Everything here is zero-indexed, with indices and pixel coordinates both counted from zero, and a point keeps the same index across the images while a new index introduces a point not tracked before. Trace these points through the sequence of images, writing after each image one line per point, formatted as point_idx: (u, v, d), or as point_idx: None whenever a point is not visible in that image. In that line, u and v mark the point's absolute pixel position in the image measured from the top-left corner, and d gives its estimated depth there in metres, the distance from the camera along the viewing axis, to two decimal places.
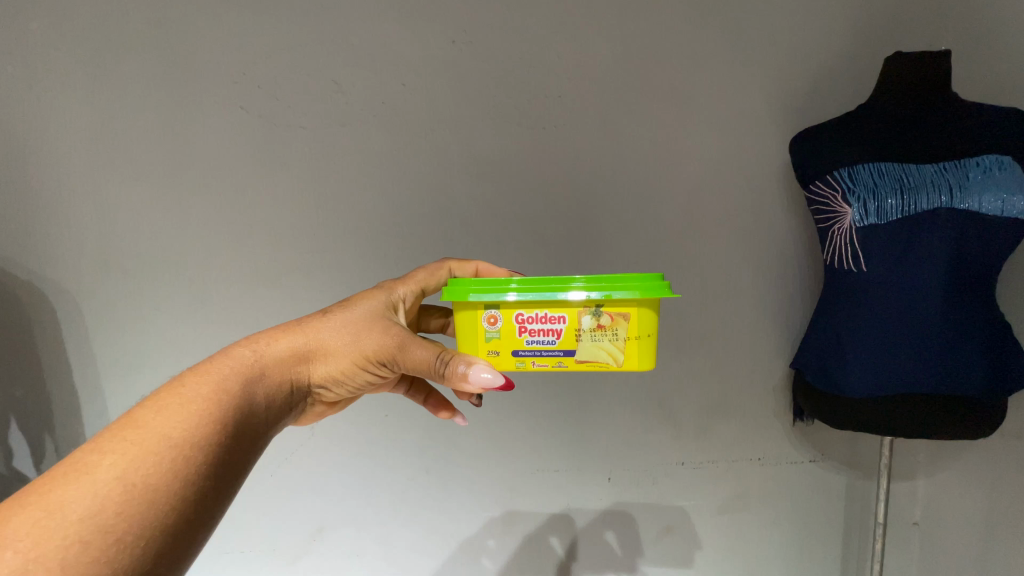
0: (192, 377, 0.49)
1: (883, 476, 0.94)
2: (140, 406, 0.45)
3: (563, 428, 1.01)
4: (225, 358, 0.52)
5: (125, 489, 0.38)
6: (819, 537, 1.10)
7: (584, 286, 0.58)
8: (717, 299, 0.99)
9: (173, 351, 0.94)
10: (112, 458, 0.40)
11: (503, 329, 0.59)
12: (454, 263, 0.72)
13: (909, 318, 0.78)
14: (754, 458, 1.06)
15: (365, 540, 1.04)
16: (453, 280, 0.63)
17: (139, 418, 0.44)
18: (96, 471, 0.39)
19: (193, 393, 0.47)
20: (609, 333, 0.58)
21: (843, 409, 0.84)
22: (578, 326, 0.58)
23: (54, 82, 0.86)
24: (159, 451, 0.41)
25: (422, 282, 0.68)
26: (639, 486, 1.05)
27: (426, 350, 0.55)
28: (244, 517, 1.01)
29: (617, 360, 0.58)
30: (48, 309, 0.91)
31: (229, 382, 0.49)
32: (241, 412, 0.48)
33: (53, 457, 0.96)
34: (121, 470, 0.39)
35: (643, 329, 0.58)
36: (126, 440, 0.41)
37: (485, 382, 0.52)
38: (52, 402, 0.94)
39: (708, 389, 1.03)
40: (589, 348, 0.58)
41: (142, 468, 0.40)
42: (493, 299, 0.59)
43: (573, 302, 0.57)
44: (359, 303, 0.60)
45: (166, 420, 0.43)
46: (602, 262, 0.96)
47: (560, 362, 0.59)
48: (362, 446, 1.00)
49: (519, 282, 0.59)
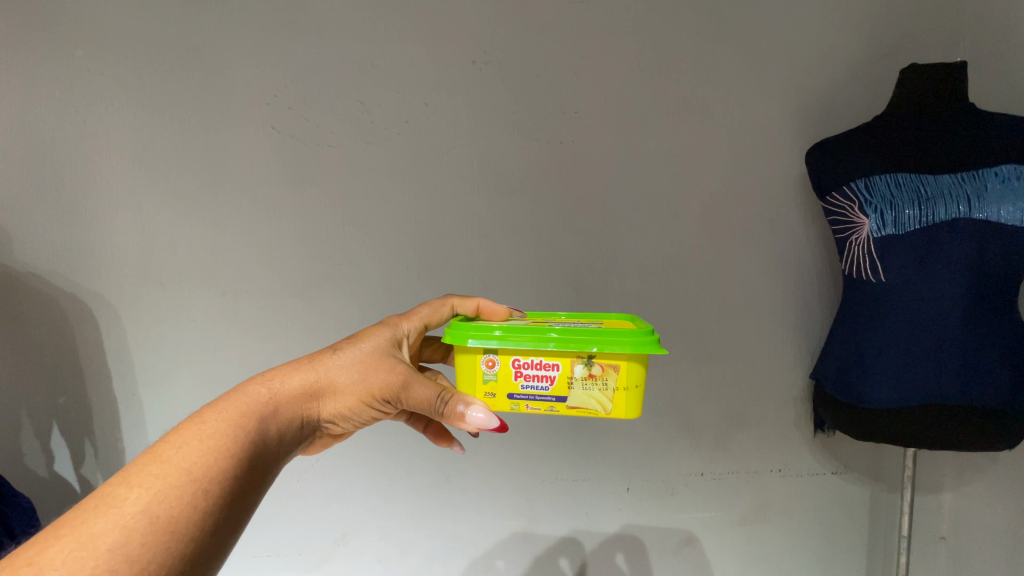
0: (211, 413, 0.50)
1: (907, 488, 0.92)
2: (162, 440, 0.47)
3: (582, 436, 1.02)
4: (240, 393, 0.54)
5: (150, 521, 0.39)
6: (842, 553, 1.09)
7: (578, 337, 0.60)
8: (736, 309, 1.00)
9: (206, 360, 0.98)
10: (139, 491, 0.41)
11: (500, 372, 0.61)
12: (456, 299, 0.73)
13: (919, 340, 0.78)
14: (775, 469, 1.05)
15: (387, 548, 1.05)
16: (454, 321, 0.65)
17: (162, 452, 0.45)
18: (124, 504, 0.40)
19: (213, 428, 0.48)
20: (599, 382, 0.59)
21: (862, 420, 0.84)
22: (570, 374, 0.60)
23: (101, 104, 0.91)
24: (181, 484, 0.42)
25: (425, 318, 0.70)
26: (658, 497, 1.05)
27: (428, 389, 0.57)
28: (272, 521, 1.04)
29: (605, 408, 0.60)
30: (91, 319, 0.96)
31: (245, 417, 0.51)
32: (256, 447, 0.50)
33: (92, 461, 0.99)
34: (147, 504, 0.40)
35: (631, 380, 0.59)
36: (151, 474, 0.43)
37: (480, 423, 0.54)
38: (92, 408, 0.98)
39: (727, 400, 1.03)
40: (579, 395, 0.60)
41: (166, 501, 0.41)
42: (489, 348, 0.61)
43: (563, 354, 0.60)
44: (365, 341, 0.62)
45: (187, 454, 0.45)
46: (620, 273, 0.98)
47: (552, 407, 0.60)
48: (384, 454, 1.02)
49: (517, 329, 0.61)
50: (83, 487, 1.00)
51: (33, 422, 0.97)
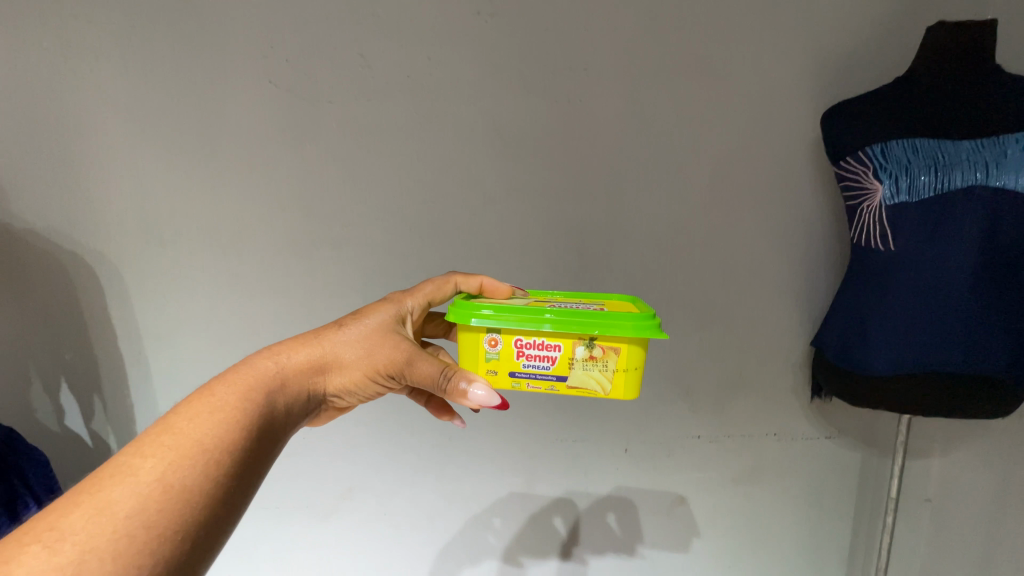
0: (221, 387, 0.51)
1: (898, 454, 0.95)
2: (172, 412, 0.47)
3: (582, 398, 1.04)
4: (248, 368, 0.54)
5: (165, 489, 0.40)
6: (830, 512, 1.13)
7: (581, 319, 0.60)
8: (740, 275, 0.99)
9: (210, 319, 0.99)
10: (152, 461, 0.42)
11: (502, 351, 0.61)
12: (460, 276, 0.72)
13: (925, 309, 0.78)
14: (769, 433, 1.08)
15: (393, 500, 1.09)
16: (458, 300, 0.65)
17: (174, 423, 0.46)
18: (139, 473, 0.41)
19: (223, 402, 0.49)
20: (600, 363, 0.60)
21: (861, 386, 0.85)
22: (572, 355, 0.60)
23: (89, 54, 0.88)
24: (193, 455, 0.43)
25: (429, 295, 0.69)
26: (655, 457, 1.08)
27: (431, 364, 0.58)
28: (281, 475, 1.07)
29: (604, 388, 0.60)
30: (92, 277, 0.95)
31: (254, 391, 0.52)
32: (264, 420, 0.50)
33: (102, 416, 1.01)
34: (161, 472, 0.41)
35: (631, 362, 0.60)
36: (163, 444, 0.43)
37: (481, 400, 0.55)
38: (98, 365, 0.99)
39: (726, 365, 1.04)
40: (580, 375, 0.60)
41: (180, 470, 0.42)
42: (492, 326, 0.61)
43: (566, 337, 0.59)
44: (370, 317, 0.62)
45: (198, 426, 0.45)
46: (624, 238, 0.97)
47: (552, 386, 0.60)
48: (389, 412, 1.04)
49: (521, 309, 0.61)
50: (93, 440, 1.02)
51: (41, 377, 0.98)
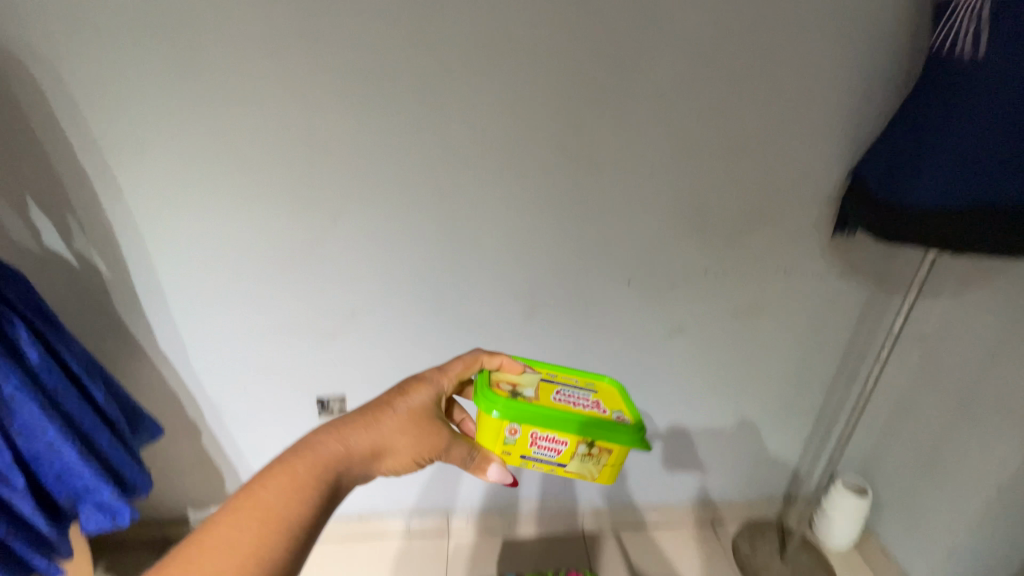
0: (292, 459, 0.53)
1: (913, 291, 0.92)
2: (251, 482, 0.50)
3: (589, 227, 0.94)
4: (313, 440, 0.55)
5: (255, 564, 0.46)
6: (822, 346, 1.13)
7: (586, 425, 0.64)
8: (784, 87, 0.85)
9: (168, 125, 0.80)
10: (242, 536, 0.47)
11: (518, 440, 0.65)
12: (486, 356, 0.69)
13: (994, 129, 0.68)
14: (778, 267, 1.03)
15: (396, 323, 1.00)
16: (483, 384, 0.66)
17: (255, 495, 0.49)
18: (231, 549, 0.46)
19: (295, 477, 0.51)
20: (594, 458, 0.66)
21: (897, 220, 0.77)
22: (573, 451, 0.65)
23: None
24: (273, 533, 0.48)
25: (462, 374, 0.67)
26: (659, 290, 1.02)
27: (461, 449, 0.62)
28: (275, 298, 0.95)
29: (594, 475, 0.67)
30: (13, 61, 0.73)
31: (322, 467, 0.53)
32: (329, 493, 0.53)
33: (81, 237, 0.86)
34: (249, 552, 0.46)
35: (620, 460, 0.66)
36: (249, 517, 0.48)
37: (496, 478, 0.62)
38: (57, 179, 0.81)
39: (748, 194, 0.95)
40: (578, 465, 0.67)
41: (266, 546, 0.47)
42: (513, 419, 0.63)
43: (573, 437, 0.64)
44: (416, 393, 0.62)
45: (277, 501, 0.49)
46: (659, 32, 0.79)
47: (553, 468, 0.67)
48: (388, 234, 0.91)
49: (536, 406, 0.64)
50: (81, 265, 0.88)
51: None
